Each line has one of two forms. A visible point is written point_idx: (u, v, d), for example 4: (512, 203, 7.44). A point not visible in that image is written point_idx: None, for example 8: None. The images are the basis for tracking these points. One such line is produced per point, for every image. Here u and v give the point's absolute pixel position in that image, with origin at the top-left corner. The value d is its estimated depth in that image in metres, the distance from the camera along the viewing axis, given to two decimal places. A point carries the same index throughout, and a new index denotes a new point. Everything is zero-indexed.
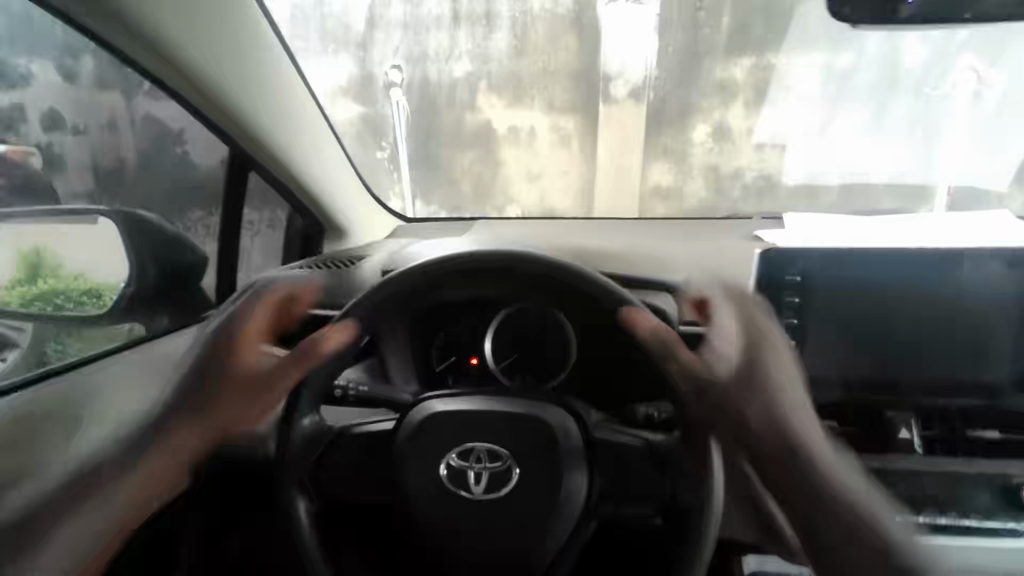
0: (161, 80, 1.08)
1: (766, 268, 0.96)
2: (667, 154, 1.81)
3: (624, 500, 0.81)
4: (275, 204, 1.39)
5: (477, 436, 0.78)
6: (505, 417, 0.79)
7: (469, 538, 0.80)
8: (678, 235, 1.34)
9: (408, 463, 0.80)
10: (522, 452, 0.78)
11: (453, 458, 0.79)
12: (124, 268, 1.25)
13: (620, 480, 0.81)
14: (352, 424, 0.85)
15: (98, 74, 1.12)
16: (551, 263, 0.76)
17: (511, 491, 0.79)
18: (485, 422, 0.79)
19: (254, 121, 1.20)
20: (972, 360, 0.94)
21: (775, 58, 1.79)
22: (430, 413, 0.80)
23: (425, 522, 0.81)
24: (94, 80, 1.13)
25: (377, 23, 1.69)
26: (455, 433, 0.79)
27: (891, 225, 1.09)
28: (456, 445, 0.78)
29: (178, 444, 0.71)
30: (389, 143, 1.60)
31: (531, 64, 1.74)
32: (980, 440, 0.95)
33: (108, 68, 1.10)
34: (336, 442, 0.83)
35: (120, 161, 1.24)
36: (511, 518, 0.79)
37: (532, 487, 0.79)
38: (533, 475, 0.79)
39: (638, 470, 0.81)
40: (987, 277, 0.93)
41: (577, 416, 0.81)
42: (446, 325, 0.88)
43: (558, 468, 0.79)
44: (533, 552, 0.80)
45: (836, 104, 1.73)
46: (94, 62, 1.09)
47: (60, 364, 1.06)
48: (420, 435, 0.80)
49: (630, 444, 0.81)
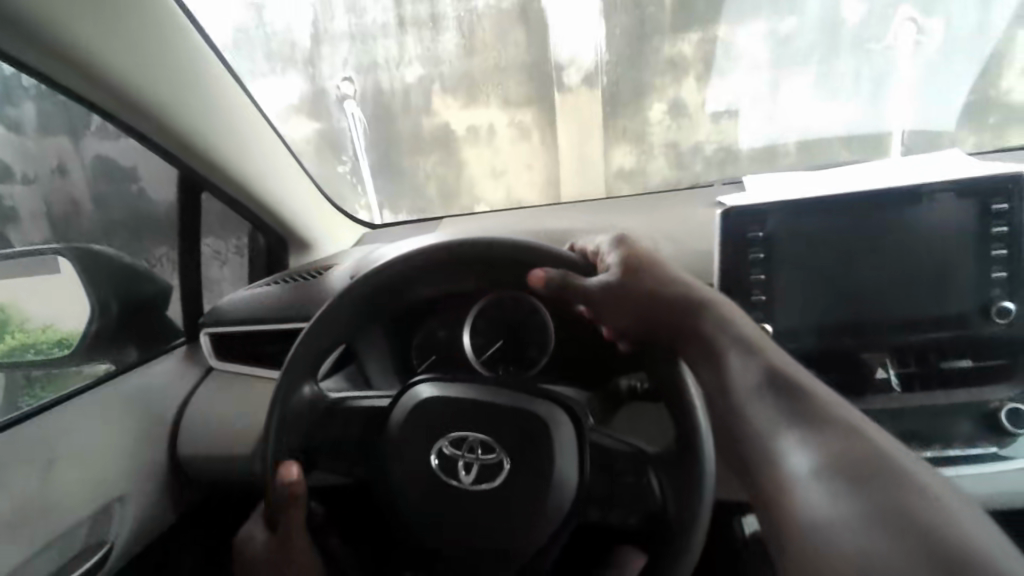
0: (96, 104, 1.05)
1: (728, 229, 0.97)
2: (626, 135, 1.70)
3: (610, 506, 0.81)
4: (236, 230, 1.42)
5: (471, 426, 0.79)
6: (498, 407, 0.80)
7: (453, 529, 0.80)
8: (644, 209, 1.36)
9: (402, 458, 0.81)
10: (517, 450, 0.79)
11: (446, 445, 0.80)
12: (84, 311, 1.23)
13: (609, 479, 0.81)
14: (348, 398, 0.85)
15: (41, 120, 1.11)
16: (524, 249, 0.78)
17: (501, 487, 0.79)
18: (486, 413, 0.79)
19: (199, 141, 1.18)
20: (936, 292, 0.96)
21: (720, 32, 1.63)
22: (419, 401, 0.81)
23: (410, 523, 0.82)
24: (39, 127, 1.12)
25: (322, 37, 1.69)
26: (454, 420, 0.80)
27: (852, 174, 1.09)
28: (450, 432, 0.79)
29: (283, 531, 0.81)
30: (349, 158, 1.69)
31: (483, 62, 1.71)
32: (951, 369, 0.98)
33: (52, 113, 1.10)
34: (330, 416, 0.84)
35: (74, 204, 1.21)
36: (498, 511, 0.79)
37: (522, 485, 0.78)
38: (520, 470, 0.79)
39: (621, 471, 0.80)
40: (943, 211, 0.94)
41: (569, 407, 0.80)
42: (424, 325, 0.95)
43: (556, 455, 0.79)
44: (515, 548, 0.79)
45: (782, 69, 1.64)
46: (36, 108, 1.08)
47: (43, 403, 1.08)
48: (413, 420, 0.81)
49: (619, 449, 0.80)
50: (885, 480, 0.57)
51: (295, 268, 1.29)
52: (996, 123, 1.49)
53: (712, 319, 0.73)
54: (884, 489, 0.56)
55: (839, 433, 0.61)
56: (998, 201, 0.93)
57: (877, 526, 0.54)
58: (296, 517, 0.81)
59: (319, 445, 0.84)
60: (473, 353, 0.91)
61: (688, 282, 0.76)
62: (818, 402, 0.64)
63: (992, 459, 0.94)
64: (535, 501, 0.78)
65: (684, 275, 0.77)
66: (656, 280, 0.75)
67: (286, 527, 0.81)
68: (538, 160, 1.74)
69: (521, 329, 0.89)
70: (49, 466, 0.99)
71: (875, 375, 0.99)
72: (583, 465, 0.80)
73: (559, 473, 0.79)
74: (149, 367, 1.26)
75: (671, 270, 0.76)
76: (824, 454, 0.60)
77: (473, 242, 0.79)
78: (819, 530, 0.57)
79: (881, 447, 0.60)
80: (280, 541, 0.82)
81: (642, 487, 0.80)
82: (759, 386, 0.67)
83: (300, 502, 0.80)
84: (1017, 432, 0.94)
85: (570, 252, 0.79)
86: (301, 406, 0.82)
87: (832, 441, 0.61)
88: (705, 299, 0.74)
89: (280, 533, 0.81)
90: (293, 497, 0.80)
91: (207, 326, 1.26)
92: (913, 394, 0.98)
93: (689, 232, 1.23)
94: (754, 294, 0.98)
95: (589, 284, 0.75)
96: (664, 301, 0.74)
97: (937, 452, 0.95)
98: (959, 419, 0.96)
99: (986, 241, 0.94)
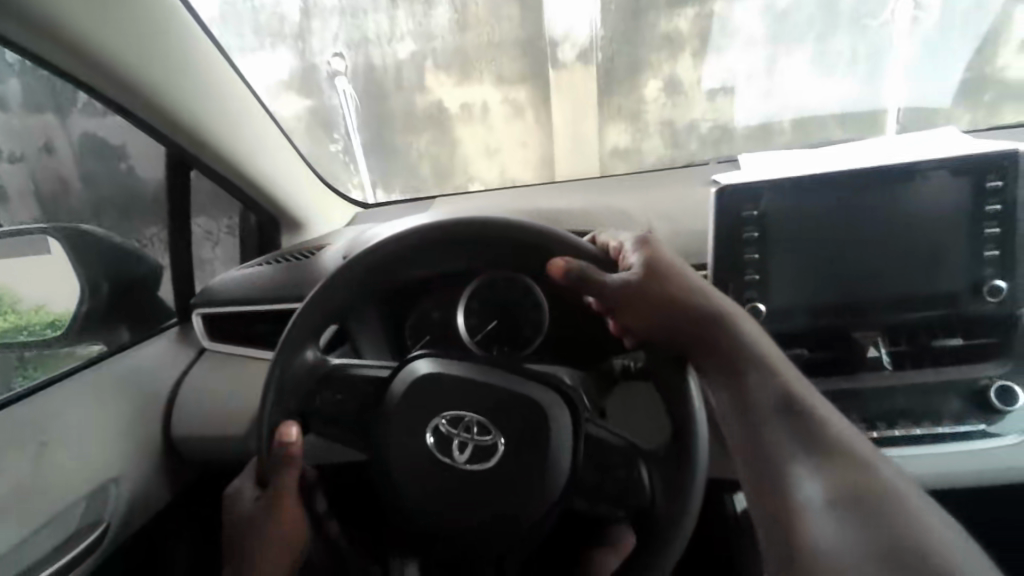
0: (81, 80, 1.02)
1: (722, 208, 0.97)
2: (622, 113, 1.70)
3: (598, 497, 0.81)
4: (228, 208, 1.40)
5: (468, 406, 0.79)
6: (498, 390, 0.80)
7: (444, 510, 0.81)
8: (640, 188, 1.35)
9: (397, 438, 0.81)
10: (515, 435, 0.79)
11: (443, 423, 0.80)
12: (73, 291, 1.21)
13: (599, 466, 0.81)
14: (348, 363, 0.84)
15: (27, 96, 1.08)
16: (524, 231, 0.78)
17: (493, 470, 0.79)
18: (487, 395, 0.79)
19: (189, 121, 1.16)
20: (929, 272, 0.96)
21: (719, 7, 1.61)
22: (416, 377, 0.81)
23: (402, 508, 0.83)
24: (23, 103, 1.09)
25: (312, 12, 1.66)
26: (453, 397, 0.80)
27: (848, 152, 1.09)
28: (448, 410, 0.80)
29: (277, 492, 0.79)
30: (341, 136, 1.67)
31: (477, 37, 1.68)
32: (942, 348, 0.99)
33: (38, 89, 1.07)
34: (322, 384, 0.83)
35: (62, 183, 1.19)
36: (490, 493, 0.80)
37: (515, 472, 0.79)
38: (513, 455, 0.79)
39: (611, 462, 0.81)
40: (938, 190, 0.94)
41: (566, 390, 0.81)
42: (416, 307, 0.95)
43: (552, 438, 0.79)
44: (503, 531, 0.81)
45: (779, 45, 1.62)
46: (22, 85, 1.06)
47: (34, 386, 1.07)
48: (411, 397, 0.80)
49: (611, 441, 0.81)
50: (893, 514, 0.56)
51: (287, 248, 1.27)
52: (991, 101, 1.48)
53: (732, 332, 0.72)
54: (891, 523, 0.56)
55: (848, 461, 0.61)
56: (991, 178, 0.93)
57: (878, 560, 0.54)
58: (287, 480, 0.78)
59: (316, 412, 0.84)
60: (468, 332, 0.92)
61: (710, 291, 0.75)
62: (831, 429, 0.64)
63: (981, 436, 0.94)
64: (527, 487, 0.79)
65: (703, 284, 0.76)
66: (678, 287, 0.73)
67: (274, 488, 0.79)
68: (532, 137, 1.73)
69: (515, 308, 0.90)
70: (43, 449, 0.99)
71: (866, 354, 0.99)
72: (576, 450, 0.81)
73: (555, 441, 0.79)
74: (142, 348, 1.27)
75: (690, 276, 0.75)
76: (832, 482, 0.60)
77: (470, 221, 0.78)
78: (826, 562, 0.57)
79: (887, 479, 0.60)
80: (268, 502, 0.79)
81: (632, 477, 0.80)
82: (775, 407, 0.67)
83: (296, 465, 0.78)
84: (1006, 409, 0.95)
85: (588, 245, 0.78)
86: (301, 370, 0.81)
87: (842, 469, 0.61)
88: (725, 312, 0.74)
89: (267, 494, 0.79)
90: (291, 458, 0.78)
91: (198, 307, 1.25)
92: (904, 372, 0.98)
93: (684, 210, 1.22)
94: (748, 273, 0.98)
95: (608, 282, 0.74)
96: (686, 310, 0.73)
97: (928, 430, 0.95)
98: (951, 397, 0.97)
99: (979, 220, 0.94)
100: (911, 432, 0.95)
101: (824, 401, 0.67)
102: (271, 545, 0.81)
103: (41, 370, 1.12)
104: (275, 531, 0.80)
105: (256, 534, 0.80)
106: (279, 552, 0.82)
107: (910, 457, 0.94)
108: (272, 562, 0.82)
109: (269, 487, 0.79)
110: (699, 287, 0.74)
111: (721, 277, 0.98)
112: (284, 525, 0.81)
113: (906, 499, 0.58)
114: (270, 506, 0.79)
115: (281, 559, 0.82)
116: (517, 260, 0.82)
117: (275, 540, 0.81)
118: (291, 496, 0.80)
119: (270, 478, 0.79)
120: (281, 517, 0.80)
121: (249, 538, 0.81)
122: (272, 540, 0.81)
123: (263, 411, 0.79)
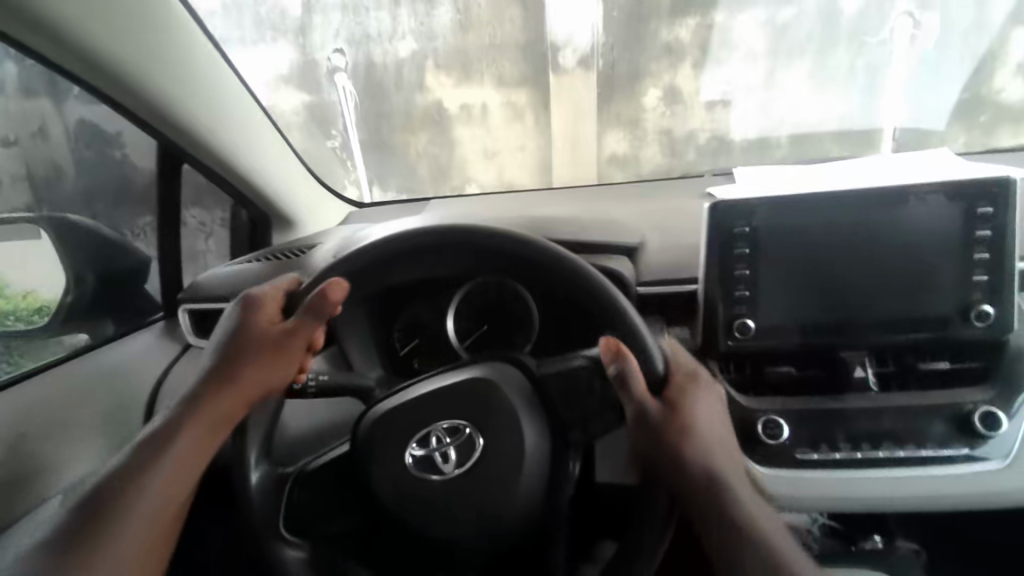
0: (54, 60, 0.98)
1: (715, 222, 0.96)
2: (621, 120, 1.75)
3: (588, 422, 0.80)
4: (214, 204, 1.37)
5: (432, 418, 0.80)
6: (456, 388, 0.80)
7: (451, 520, 0.79)
8: (634, 198, 1.35)
9: (379, 458, 0.81)
10: (481, 420, 0.79)
11: (415, 446, 0.80)
12: (61, 280, 1.24)
13: (575, 407, 0.80)
14: (307, 463, 0.87)
15: (22, 80, 1.05)
16: (507, 236, 0.77)
17: (479, 460, 0.78)
18: (445, 397, 0.80)
19: (171, 111, 1.13)
20: (916, 295, 0.97)
21: (720, 17, 1.71)
22: (383, 413, 0.82)
23: (417, 526, 0.80)
24: (19, 88, 1.07)
25: (314, 7, 1.65)
26: (411, 417, 0.80)
27: (845, 170, 1.09)
28: (415, 432, 0.80)
29: (144, 520, 0.68)
30: (339, 132, 1.55)
31: (478, 39, 1.73)
32: (928, 371, 1.00)
33: (34, 75, 1.04)
34: (303, 480, 0.85)
35: (57, 169, 1.21)
36: (490, 483, 0.78)
37: (501, 445, 0.78)
38: (493, 436, 0.78)
39: (583, 388, 0.80)
40: (929, 214, 0.94)
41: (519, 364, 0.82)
42: (408, 308, 0.96)
43: (520, 418, 0.79)
44: (513, 508, 0.78)
45: (775, 62, 1.66)
46: (19, 69, 1.02)
47: (15, 376, 1.09)
48: (376, 428, 0.82)
49: (576, 364, 0.79)
50: (754, 552, 0.72)
51: (279, 247, 1.25)
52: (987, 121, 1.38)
53: (708, 417, 0.75)
54: (744, 557, 0.72)
55: (756, 533, 0.73)
56: (983, 204, 0.92)
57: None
58: (283, 325, 0.72)
59: (296, 519, 0.83)
60: (457, 337, 0.96)
61: (707, 381, 0.77)
62: (770, 545, 0.72)
63: (965, 460, 0.94)
64: (513, 462, 0.78)
65: (705, 402, 0.76)
66: (679, 371, 0.76)
67: (275, 309, 0.73)
68: (529, 142, 1.79)
69: (502, 315, 0.93)
70: (19, 441, 0.99)
71: (853, 374, 1.00)
72: (550, 398, 0.81)
73: (521, 428, 0.79)
74: (126, 342, 1.27)
75: (695, 374, 0.76)
76: (744, 553, 0.72)
77: (455, 227, 0.77)
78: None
79: (777, 537, 0.73)
80: (215, 376, 0.72)
81: (608, 393, 0.79)
82: (709, 484, 0.73)
83: (257, 389, 0.73)
84: (990, 432, 0.94)
85: (592, 271, 0.77)
86: (268, 482, 0.81)
87: (755, 548, 0.72)
88: (709, 404, 0.76)
89: (224, 343, 0.72)
90: (313, 313, 0.71)
91: (185, 303, 1.18)
92: (891, 393, 0.99)
93: (675, 220, 1.23)
94: (738, 289, 0.99)
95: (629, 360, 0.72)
96: (688, 427, 0.73)
97: (912, 452, 0.95)
98: (935, 420, 0.96)
99: (968, 246, 0.94)
100: (894, 454, 0.95)
101: (751, 493, 0.76)
102: (154, 508, 0.69)
103: (31, 360, 1.15)
104: (168, 467, 0.70)
105: (166, 418, 0.71)
106: (145, 540, 0.69)
107: (901, 479, 0.94)
108: (131, 548, 0.68)
109: (273, 289, 0.74)
110: (697, 375, 0.76)
111: (709, 291, 0.99)
112: (175, 498, 0.71)
113: (771, 539, 0.73)
114: (126, 537, 0.67)
115: (145, 555, 0.69)
116: (502, 260, 0.81)
117: (159, 514, 0.69)
118: (219, 429, 0.72)
119: (237, 350, 0.71)
120: (214, 403, 0.71)
121: (141, 442, 0.70)
122: (160, 503, 0.69)
123: (177, 418, 0.71)
